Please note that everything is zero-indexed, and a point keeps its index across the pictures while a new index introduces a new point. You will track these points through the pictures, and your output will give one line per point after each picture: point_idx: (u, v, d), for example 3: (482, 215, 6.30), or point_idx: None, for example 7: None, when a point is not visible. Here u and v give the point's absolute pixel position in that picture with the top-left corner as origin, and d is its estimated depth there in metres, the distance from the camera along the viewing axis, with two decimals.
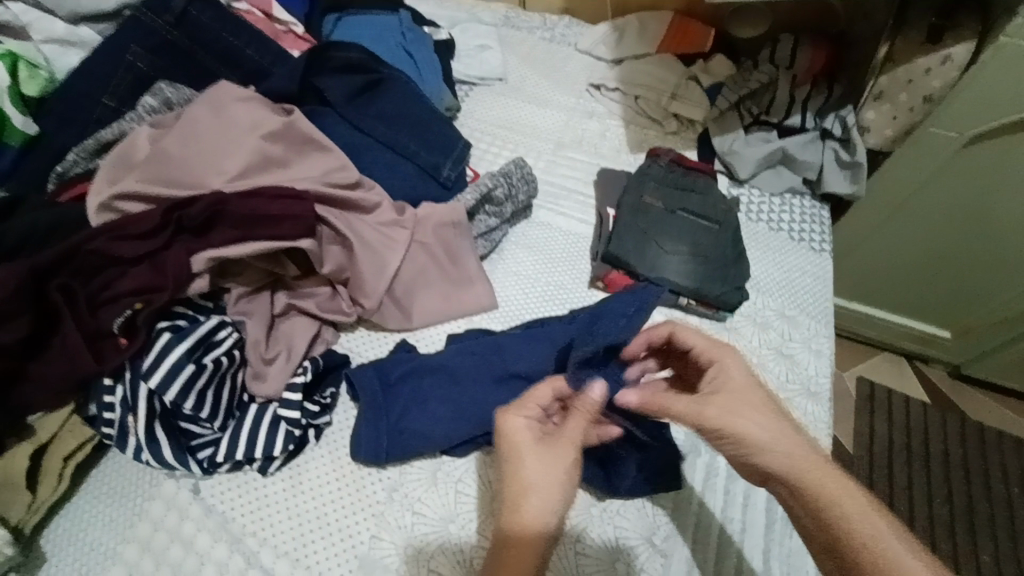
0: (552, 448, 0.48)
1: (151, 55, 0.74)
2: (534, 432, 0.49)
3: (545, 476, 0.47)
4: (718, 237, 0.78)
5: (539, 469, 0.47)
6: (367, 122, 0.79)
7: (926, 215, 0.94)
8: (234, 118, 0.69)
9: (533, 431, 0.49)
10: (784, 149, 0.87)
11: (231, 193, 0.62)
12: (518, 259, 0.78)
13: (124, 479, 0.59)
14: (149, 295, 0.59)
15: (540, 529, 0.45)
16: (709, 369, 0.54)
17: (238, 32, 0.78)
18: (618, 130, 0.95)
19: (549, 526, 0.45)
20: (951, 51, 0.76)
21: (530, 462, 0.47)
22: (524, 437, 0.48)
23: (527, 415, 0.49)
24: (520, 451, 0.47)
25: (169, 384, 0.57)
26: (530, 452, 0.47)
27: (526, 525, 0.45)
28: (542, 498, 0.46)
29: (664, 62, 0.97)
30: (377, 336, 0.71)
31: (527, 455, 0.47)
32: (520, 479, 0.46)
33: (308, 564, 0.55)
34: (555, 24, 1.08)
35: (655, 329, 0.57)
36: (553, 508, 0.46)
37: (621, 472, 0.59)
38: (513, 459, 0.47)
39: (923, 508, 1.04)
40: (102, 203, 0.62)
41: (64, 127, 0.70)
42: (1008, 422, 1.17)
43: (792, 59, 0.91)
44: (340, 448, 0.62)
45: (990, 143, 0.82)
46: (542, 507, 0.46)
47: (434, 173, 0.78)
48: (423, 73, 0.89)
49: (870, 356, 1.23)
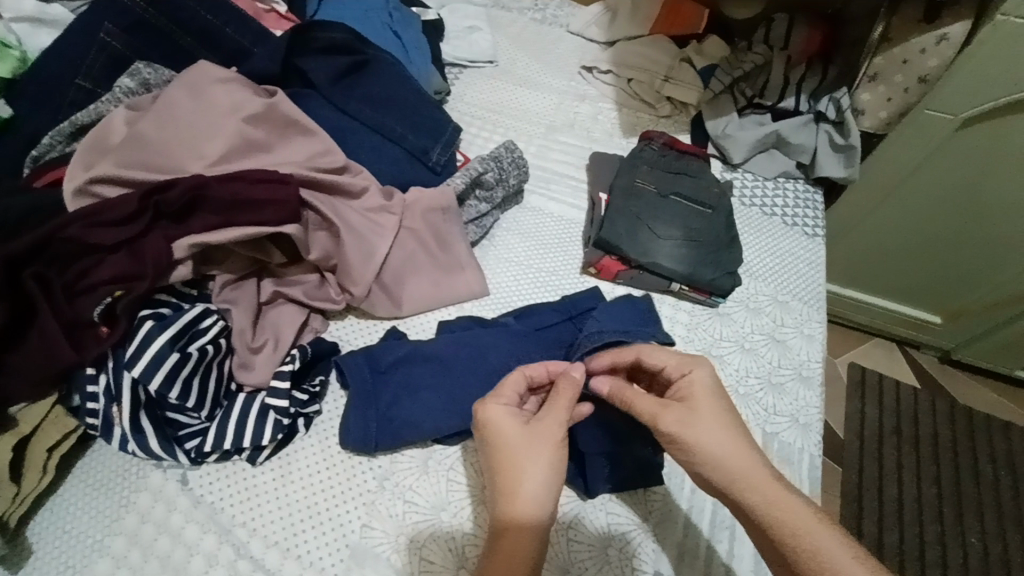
0: (537, 429, 0.48)
1: (126, 34, 0.71)
2: (516, 417, 0.49)
3: (532, 459, 0.46)
4: (711, 220, 0.77)
5: (524, 452, 0.47)
6: (352, 105, 0.77)
7: (921, 198, 0.94)
8: (213, 99, 0.66)
9: (515, 414, 0.49)
10: (778, 132, 0.86)
11: (210, 178, 0.60)
12: (510, 246, 0.77)
13: (111, 470, 0.59)
14: (128, 284, 0.58)
15: (535, 512, 0.45)
16: (680, 381, 0.53)
17: (216, 11, 0.75)
18: (610, 114, 0.93)
19: (544, 507, 0.45)
20: (948, 29, 0.75)
21: (514, 446, 0.47)
22: (505, 423, 0.48)
23: (506, 400, 0.50)
24: (504, 437, 0.48)
25: (152, 373, 0.56)
26: (514, 436, 0.48)
27: (519, 509, 0.45)
28: (533, 480, 0.46)
29: (657, 42, 0.95)
30: (365, 324, 0.70)
31: (510, 440, 0.48)
32: (507, 466, 0.47)
33: (299, 554, 0.55)
34: (547, 5, 1.06)
35: (620, 353, 0.57)
36: (546, 490, 0.46)
37: (611, 459, 0.59)
38: (497, 446, 0.48)
39: (911, 490, 1.06)
40: (79, 187, 0.61)
41: (36, 109, 0.67)
42: (995, 405, 1.19)
43: (787, 39, 0.89)
44: (330, 437, 0.61)
45: (985, 125, 0.82)
46: (535, 490, 0.46)
47: (422, 158, 0.76)
48: (410, 54, 0.87)
49: (860, 342, 1.24)
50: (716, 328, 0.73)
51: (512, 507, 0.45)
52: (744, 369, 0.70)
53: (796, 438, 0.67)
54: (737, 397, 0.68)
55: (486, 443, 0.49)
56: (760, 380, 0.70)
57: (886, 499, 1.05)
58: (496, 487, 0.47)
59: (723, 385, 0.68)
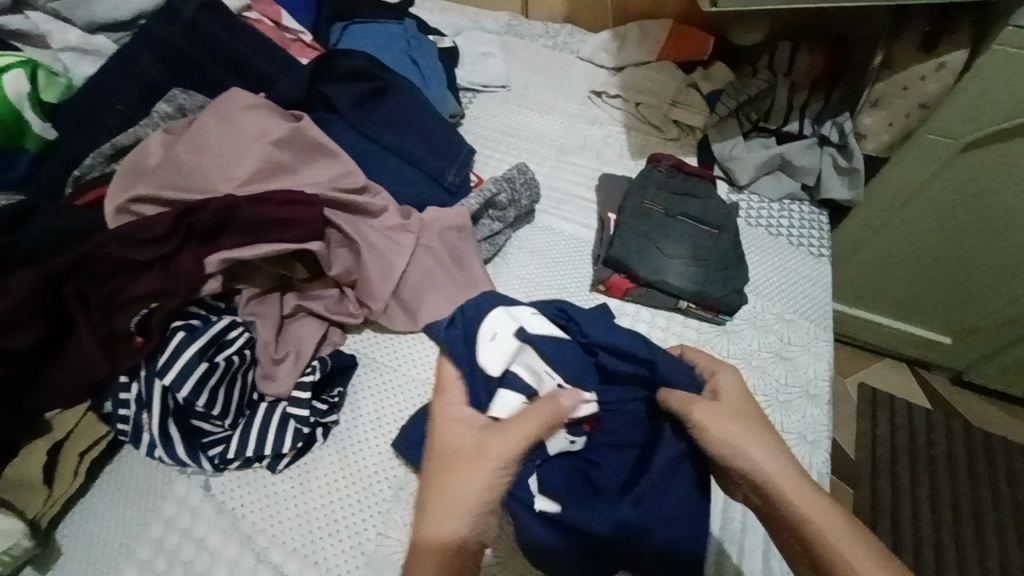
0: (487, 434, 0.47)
1: (162, 62, 0.76)
2: (466, 419, 0.50)
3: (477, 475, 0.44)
4: (718, 241, 0.79)
5: (460, 449, 0.46)
6: (373, 129, 0.80)
7: (926, 217, 0.95)
8: (242, 125, 0.70)
9: (445, 422, 0.50)
10: (782, 154, 0.89)
11: (240, 199, 0.64)
12: (522, 264, 0.80)
13: (138, 476, 0.61)
14: (162, 298, 0.61)
15: (459, 528, 0.43)
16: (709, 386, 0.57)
17: (247, 41, 0.80)
18: (620, 136, 0.96)
19: (474, 520, 0.44)
20: (945, 58, 0.78)
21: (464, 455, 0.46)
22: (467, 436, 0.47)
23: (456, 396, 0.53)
24: (443, 440, 0.48)
25: (182, 382, 0.58)
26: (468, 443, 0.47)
27: (442, 527, 0.43)
28: (460, 499, 0.44)
29: (664, 68, 0.99)
30: (382, 338, 0.72)
31: (451, 445, 0.47)
32: (443, 473, 0.45)
33: (317, 561, 0.57)
34: (558, 31, 1.10)
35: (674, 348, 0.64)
36: (474, 514, 0.44)
37: (638, 423, 0.60)
38: (443, 455, 0.46)
39: (927, 512, 1.05)
40: (119, 207, 0.65)
41: (79, 134, 0.72)
42: (1010, 426, 1.18)
43: (790, 65, 0.93)
44: (347, 448, 0.63)
45: (989, 145, 0.83)
46: (464, 494, 0.44)
47: (438, 179, 0.80)
48: (428, 80, 0.91)
49: (871, 361, 1.24)
50: (725, 346, 0.75)
51: (438, 523, 0.43)
52: (752, 387, 0.72)
53: (804, 455, 0.68)
54: (808, 397, 0.72)
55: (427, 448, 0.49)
56: (767, 398, 0.71)
57: (901, 521, 1.04)
58: (426, 495, 0.45)
59: (782, 395, 0.71)
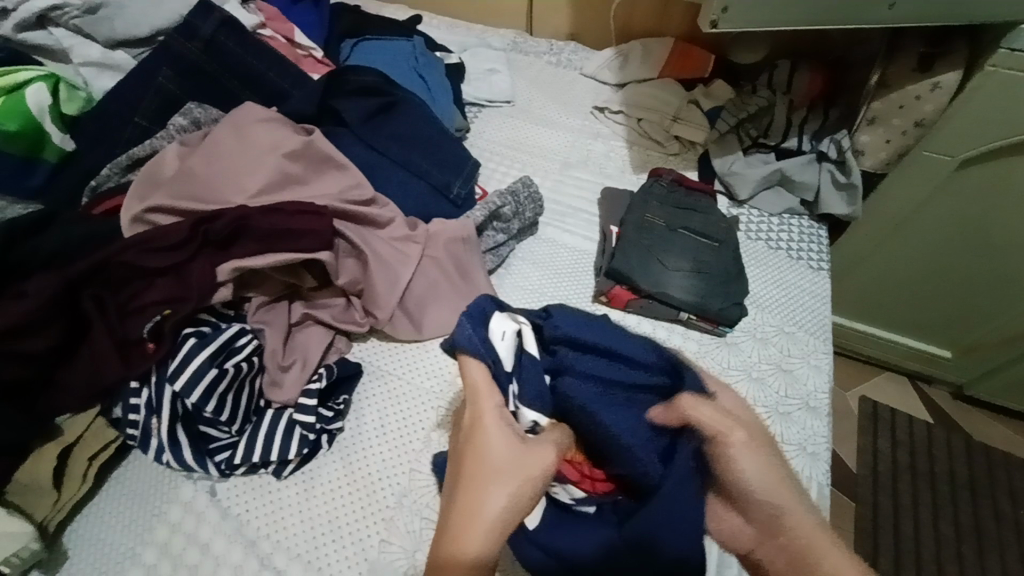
0: (524, 451, 0.45)
1: (180, 77, 0.79)
2: (509, 427, 0.47)
3: (510, 490, 0.43)
4: (719, 254, 0.81)
5: (494, 459, 0.44)
6: (383, 142, 0.82)
7: (921, 234, 0.97)
8: (255, 138, 0.72)
9: (479, 426, 0.47)
10: (782, 170, 0.90)
11: (254, 210, 0.65)
12: (525, 275, 0.81)
13: (145, 480, 0.62)
14: (174, 305, 0.62)
15: (486, 548, 0.41)
16: None
17: (261, 57, 0.82)
18: (622, 151, 0.98)
19: (500, 541, 0.42)
20: (941, 78, 0.79)
21: (498, 470, 0.44)
22: (504, 445, 0.45)
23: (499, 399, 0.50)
24: (489, 449, 0.45)
25: (192, 388, 0.59)
26: (503, 457, 0.45)
27: (469, 541, 0.41)
28: (489, 516, 0.42)
29: (666, 85, 1.01)
30: (389, 346, 0.73)
31: (496, 456, 0.44)
32: (475, 482, 0.43)
33: (320, 567, 0.57)
34: (562, 49, 1.13)
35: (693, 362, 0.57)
36: (501, 531, 0.42)
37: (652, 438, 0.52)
38: (477, 462, 0.44)
39: (928, 528, 1.05)
40: (136, 216, 0.66)
41: (96, 145, 0.74)
42: (1012, 442, 1.17)
43: (789, 85, 0.96)
44: (352, 455, 0.64)
45: (983, 164, 0.85)
46: (499, 512, 0.42)
47: (444, 192, 0.81)
48: (435, 95, 0.93)
49: (871, 375, 1.24)
50: (725, 358, 0.76)
51: (465, 540, 0.41)
52: (752, 398, 0.72)
53: (803, 468, 0.68)
54: (807, 409, 0.73)
55: (462, 451, 0.46)
56: (766, 409, 0.72)
57: (902, 536, 1.04)
58: (454, 502, 0.43)
59: (779, 408, 0.72)
